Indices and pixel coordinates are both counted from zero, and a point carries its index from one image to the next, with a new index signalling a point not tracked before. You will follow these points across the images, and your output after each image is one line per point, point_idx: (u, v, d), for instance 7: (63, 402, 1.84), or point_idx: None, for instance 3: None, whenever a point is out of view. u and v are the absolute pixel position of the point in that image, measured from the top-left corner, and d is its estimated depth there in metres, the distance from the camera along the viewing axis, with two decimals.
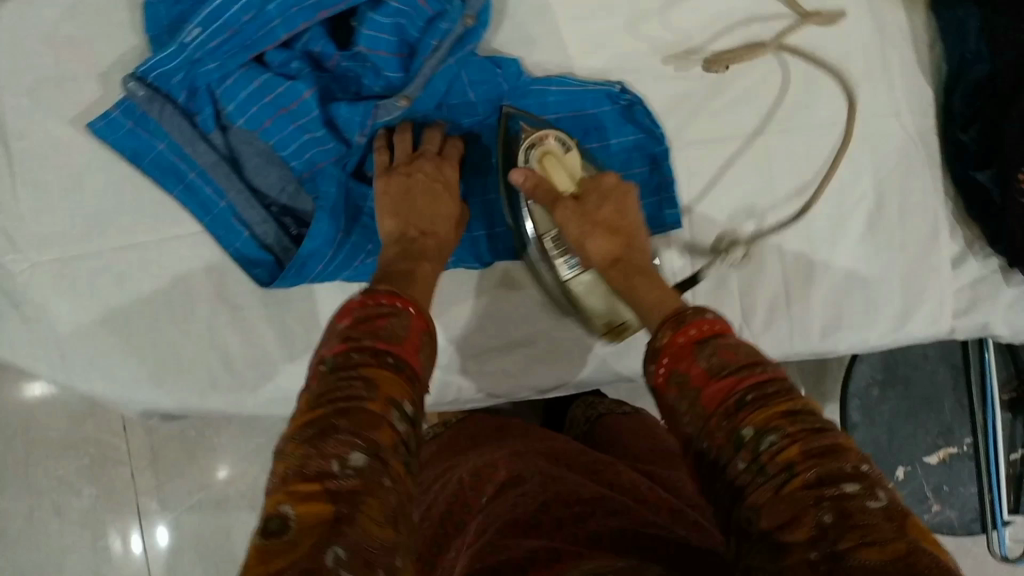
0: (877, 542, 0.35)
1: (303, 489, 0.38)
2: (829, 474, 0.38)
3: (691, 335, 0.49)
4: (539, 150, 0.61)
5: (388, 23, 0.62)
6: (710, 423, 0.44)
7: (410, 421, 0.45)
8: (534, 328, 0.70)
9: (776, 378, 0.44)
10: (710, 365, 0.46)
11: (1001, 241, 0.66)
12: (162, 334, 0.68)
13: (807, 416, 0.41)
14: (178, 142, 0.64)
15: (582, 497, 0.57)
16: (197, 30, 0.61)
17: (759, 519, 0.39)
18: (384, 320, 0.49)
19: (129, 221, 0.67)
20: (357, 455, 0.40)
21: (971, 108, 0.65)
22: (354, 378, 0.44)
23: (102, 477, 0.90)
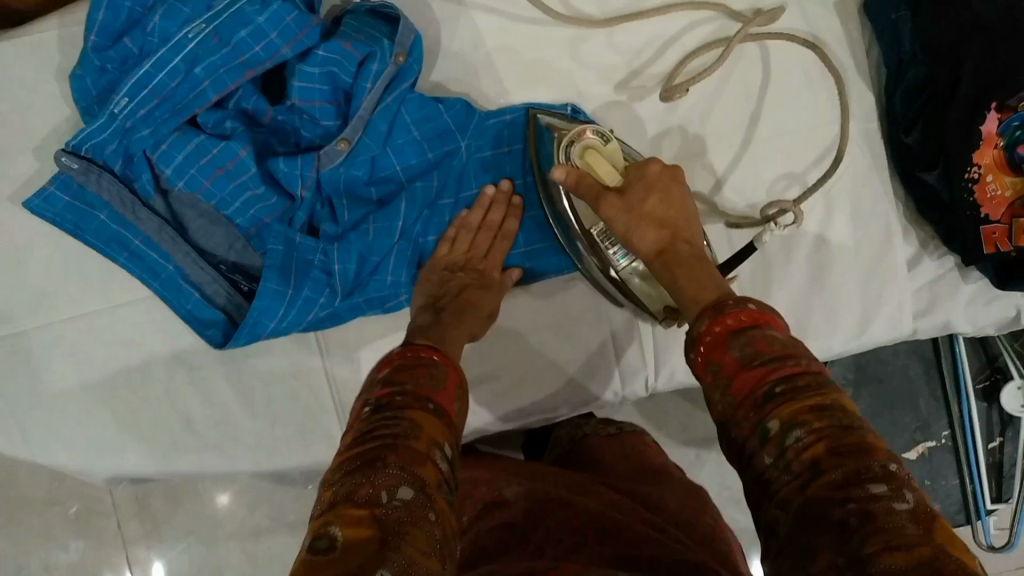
0: (902, 545, 0.32)
1: (352, 514, 0.36)
2: (856, 474, 0.35)
3: (729, 326, 0.44)
4: (579, 146, 0.57)
5: (319, 73, 0.60)
6: (739, 412, 0.41)
7: (451, 467, 0.42)
8: (504, 355, 0.68)
9: (811, 370, 0.40)
10: (742, 355, 0.42)
11: (955, 239, 0.67)
12: (122, 400, 0.64)
13: (839, 412, 0.38)
14: (119, 210, 0.61)
15: (572, 524, 0.54)
16: (125, 99, 0.58)
17: (786, 520, 0.36)
18: (423, 367, 0.47)
19: (79, 291, 0.64)
20: (404, 488, 0.38)
21: (912, 110, 0.67)
22: (401, 418, 0.42)
23: (90, 531, 0.83)
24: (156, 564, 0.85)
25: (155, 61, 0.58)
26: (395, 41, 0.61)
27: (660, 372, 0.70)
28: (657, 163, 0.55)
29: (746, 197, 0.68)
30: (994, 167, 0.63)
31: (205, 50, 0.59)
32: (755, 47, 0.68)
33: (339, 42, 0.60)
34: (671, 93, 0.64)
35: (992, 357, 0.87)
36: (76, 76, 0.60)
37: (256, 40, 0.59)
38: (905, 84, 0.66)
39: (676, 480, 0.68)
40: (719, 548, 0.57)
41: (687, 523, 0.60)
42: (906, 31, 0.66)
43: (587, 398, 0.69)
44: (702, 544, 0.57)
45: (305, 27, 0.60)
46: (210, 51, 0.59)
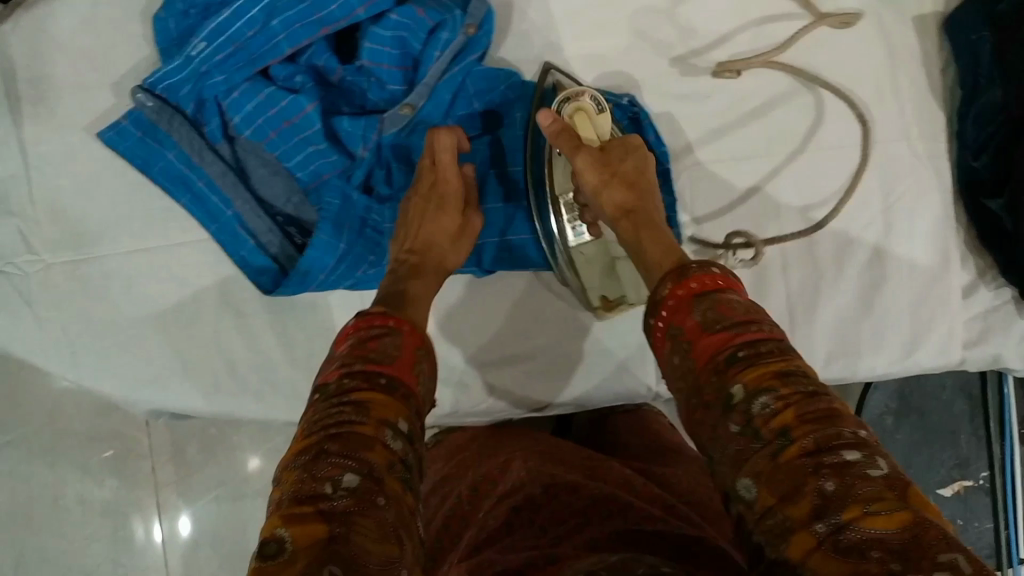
0: (883, 509, 0.34)
1: (297, 512, 0.37)
2: (827, 440, 0.37)
3: (691, 288, 0.47)
4: (572, 105, 0.60)
5: (390, 36, 0.61)
6: (701, 377, 0.44)
7: (406, 437, 0.44)
8: (538, 340, 0.68)
9: (771, 336, 0.43)
10: (704, 319, 0.46)
11: (1015, 270, 0.66)
12: (169, 336, 0.66)
13: (801, 377, 0.41)
14: (187, 151, 0.63)
15: (576, 508, 0.54)
16: (203, 43, 0.60)
17: (759, 489, 0.38)
18: (376, 340, 0.48)
19: (141, 226, 0.66)
20: (350, 476, 0.39)
21: (983, 134, 0.66)
22: (345, 405, 0.43)
23: (125, 469, 0.86)
24: (182, 516, 0.87)
25: (235, 10, 0.60)
26: (467, 12, 0.62)
27: None
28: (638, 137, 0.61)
29: (797, 203, 0.68)
30: None
31: (284, 4, 0.60)
32: (825, 54, 0.68)
33: (412, 8, 0.61)
34: (721, 70, 0.66)
35: None
36: (161, 18, 0.62)
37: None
38: (977, 108, 0.65)
39: (690, 459, 0.68)
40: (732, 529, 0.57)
41: (701, 504, 0.60)
42: (985, 53, 0.65)
43: (618, 390, 0.69)
44: (712, 524, 0.57)
45: None
46: (287, 5, 0.60)
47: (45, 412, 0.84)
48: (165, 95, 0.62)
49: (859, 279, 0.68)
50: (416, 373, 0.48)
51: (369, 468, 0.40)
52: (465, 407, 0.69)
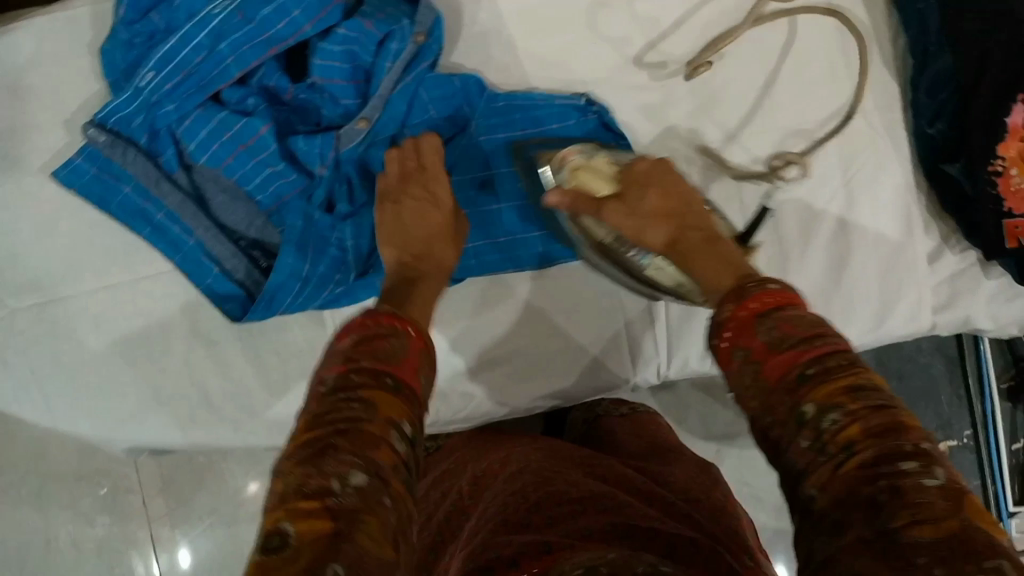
0: (929, 519, 0.32)
1: (302, 507, 0.35)
2: (887, 453, 0.35)
3: (754, 309, 0.44)
4: (568, 169, 0.59)
5: (340, 51, 0.61)
6: (771, 399, 0.41)
7: (409, 440, 0.41)
8: (512, 343, 0.68)
9: (839, 350, 0.40)
10: (770, 339, 0.42)
11: (977, 234, 0.67)
12: (141, 372, 0.66)
13: (873, 392, 0.37)
14: (143, 184, 0.62)
15: (572, 496, 0.53)
16: (150, 73, 0.60)
17: (821, 498, 0.36)
18: (383, 339, 0.45)
19: (103, 262, 0.65)
20: (358, 474, 0.37)
21: (936, 101, 0.66)
22: (354, 399, 0.41)
23: (115, 506, 0.84)
24: (180, 548, 0.87)
25: (180, 36, 0.59)
26: (415, 20, 0.62)
27: (672, 361, 0.70)
28: (642, 160, 0.60)
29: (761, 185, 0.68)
30: (1019, 160, 0.63)
31: (229, 26, 0.60)
32: (776, 33, 0.68)
33: (360, 21, 0.61)
34: (694, 68, 0.66)
35: (1017, 357, 0.86)
36: (107, 50, 0.61)
37: (279, 18, 0.60)
38: (930, 75, 0.66)
39: (687, 458, 0.68)
40: (728, 521, 0.57)
41: (699, 499, 0.59)
42: (933, 21, 0.66)
43: (595, 384, 0.70)
44: (711, 519, 0.56)
45: (328, 5, 0.61)
46: (233, 26, 0.60)
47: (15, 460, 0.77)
48: (117, 129, 0.62)
49: (828, 250, 0.68)
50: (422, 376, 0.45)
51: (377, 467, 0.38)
52: (446, 415, 0.69)
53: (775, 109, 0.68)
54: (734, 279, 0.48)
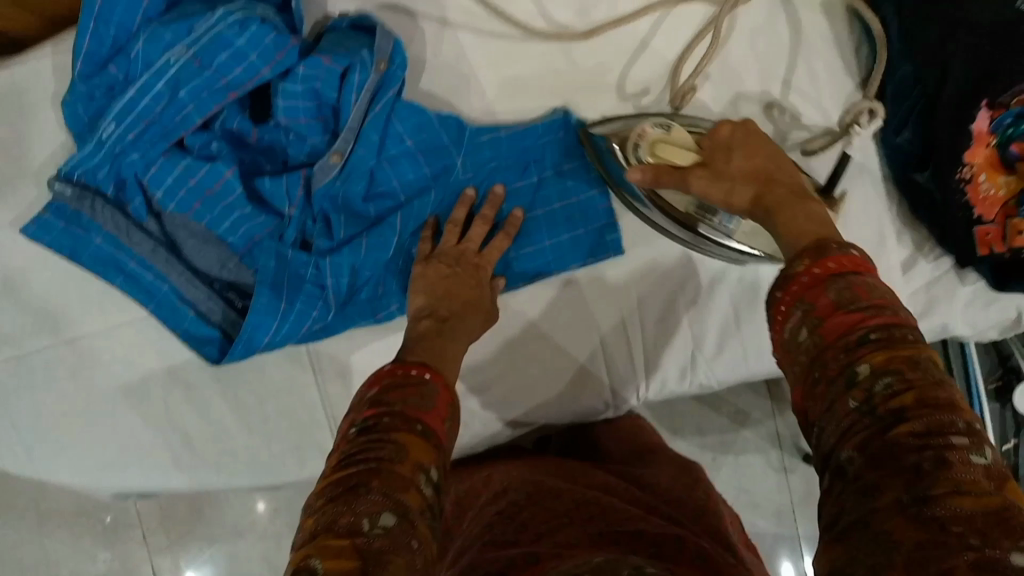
0: (972, 491, 0.31)
1: (333, 545, 0.34)
2: (937, 425, 0.32)
3: (830, 267, 0.39)
4: (647, 144, 0.59)
5: (302, 90, 0.60)
6: (825, 354, 0.37)
7: (437, 490, 0.40)
8: (487, 373, 0.67)
9: (909, 321, 0.36)
10: (840, 299, 0.38)
11: (949, 240, 0.67)
12: (121, 418, 0.65)
13: (931, 367, 0.35)
14: (114, 233, 0.62)
15: (560, 510, 0.52)
16: (112, 124, 0.59)
17: (856, 459, 0.34)
18: (416, 389, 0.44)
19: (78, 313, 0.65)
20: (388, 515, 0.36)
21: (902, 111, 0.67)
22: (386, 442, 0.39)
23: (116, 540, 0.86)
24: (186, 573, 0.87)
25: (138, 88, 0.59)
26: (374, 49, 0.60)
27: (651, 383, 0.68)
28: (726, 123, 0.55)
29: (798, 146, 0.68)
30: (986, 167, 0.63)
31: (187, 74, 0.59)
32: (735, 48, 0.69)
33: (319, 58, 0.60)
34: (681, 94, 0.66)
35: (1004, 357, 0.87)
36: (68, 106, 0.62)
37: (237, 63, 0.59)
38: (894, 84, 0.67)
39: (669, 460, 0.68)
40: (712, 521, 0.55)
41: (680, 500, 0.58)
42: (893, 29, 0.66)
43: (577, 403, 0.68)
44: (694, 521, 0.55)
45: (284, 47, 0.60)
46: (191, 74, 0.59)
47: (31, 491, 0.85)
48: (83, 181, 0.62)
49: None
50: (449, 425, 0.44)
51: (406, 510, 0.37)
52: None
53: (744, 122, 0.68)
54: (814, 240, 0.43)
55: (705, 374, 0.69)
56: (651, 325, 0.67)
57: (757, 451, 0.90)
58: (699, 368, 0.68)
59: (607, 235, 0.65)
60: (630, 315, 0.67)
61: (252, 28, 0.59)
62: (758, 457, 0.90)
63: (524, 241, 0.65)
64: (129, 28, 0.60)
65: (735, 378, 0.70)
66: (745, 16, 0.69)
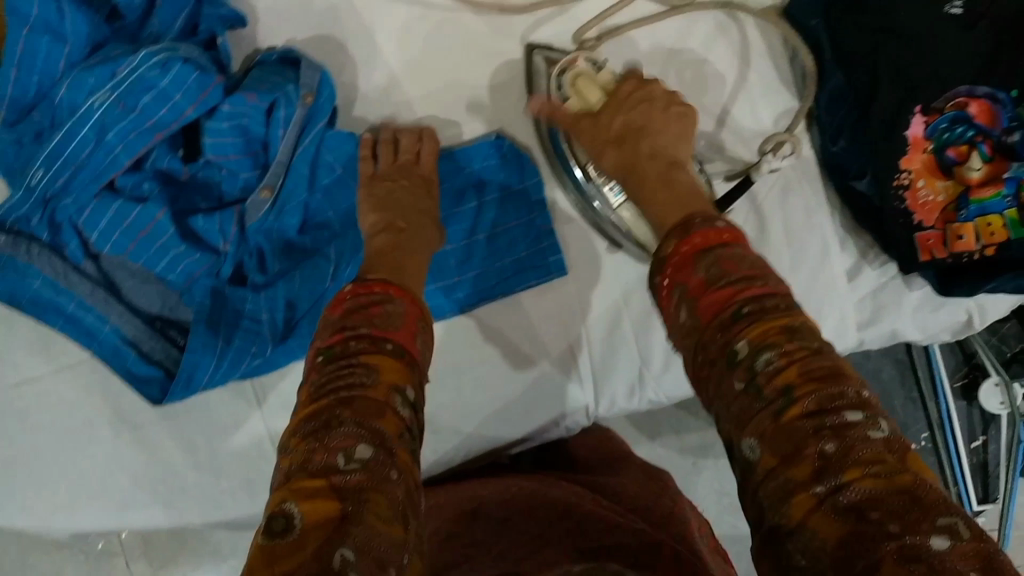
0: (883, 473, 0.34)
1: (307, 486, 0.34)
2: (829, 399, 0.36)
3: (696, 244, 0.45)
4: (571, 74, 0.61)
5: (228, 127, 0.60)
6: (704, 335, 0.42)
7: (412, 409, 0.41)
8: (439, 400, 0.66)
9: (774, 291, 0.41)
10: (708, 275, 0.43)
11: (891, 248, 0.67)
12: (69, 461, 0.64)
13: (806, 334, 0.39)
14: (52, 277, 0.60)
15: (532, 534, 0.51)
16: (40, 171, 0.57)
17: (761, 449, 0.37)
18: (382, 306, 0.45)
19: (20, 356, 0.63)
20: (363, 447, 0.36)
21: (837, 120, 0.67)
22: (354, 365, 0.40)
23: (100, 569, 0.85)
24: None
25: (64, 133, 0.57)
26: (300, 83, 0.61)
27: (600, 401, 0.69)
28: (631, 79, 0.60)
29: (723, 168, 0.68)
30: (925, 172, 0.65)
31: (111, 118, 0.57)
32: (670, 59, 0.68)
33: (242, 95, 0.59)
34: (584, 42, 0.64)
35: (969, 354, 0.87)
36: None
37: (160, 104, 0.58)
38: (827, 94, 0.67)
39: (636, 466, 0.67)
40: (678, 527, 0.56)
41: (647, 508, 0.58)
42: (824, 39, 0.67)
43: (529, 425, 0.67)
44: (661, 528, 0.55)
45: (207, 86, 0.59)
46: (116, 117, 0.57)
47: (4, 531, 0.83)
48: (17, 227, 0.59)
49: (746, 229, 0.68)
50: (421, 340, 0.45)
51: (382, 437, 0.37)
52: None
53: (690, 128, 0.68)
54: (681, 216, 0.49)
55: (654, 391, 0.69)
56: (599, 343, 0.68)
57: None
58: (647, 386, 0.69)
59: (549, 255, 0.66)
60: (577, 343, 0.67)
61: (173, 69, 0.57)
62: None
63: (466, 263, 0.65)
64: (52, 74, 0.58)
65: (682, 394, 0.70)
66: (681, 22, 0.67)
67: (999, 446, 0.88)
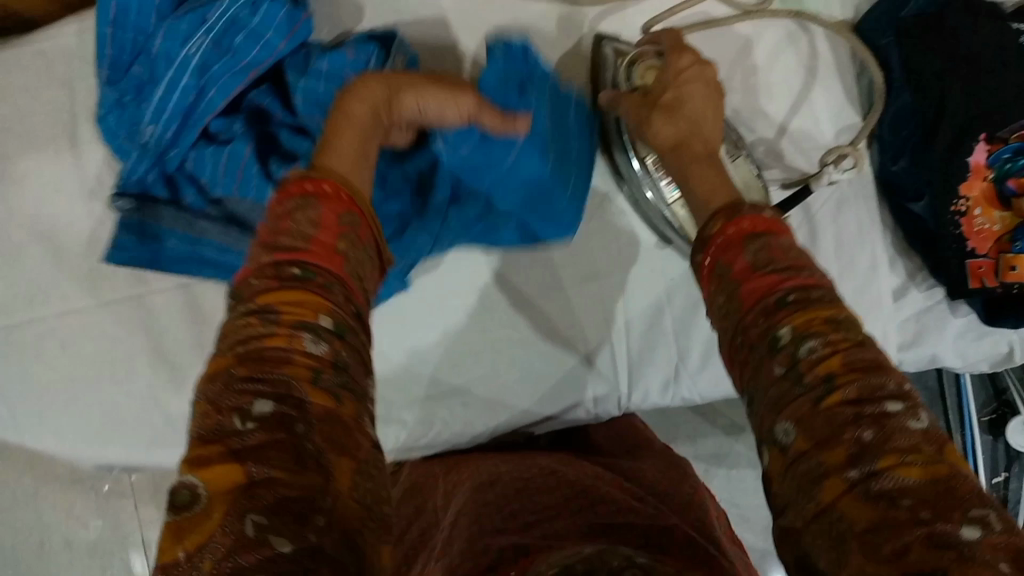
0: (918, 462, 0.34)
1: (201, 454, 0.32)
2: (870, 390, 0.37)
3: (743, 228, 0.46)
4: (641, 65, 0.60)
5: (323, 87, 0.59)
6: (746, 318, 0.43)
7: (334, 334, 0.37)
8: (475, 374, 0.67)
9: (820, 282, 0.42)
10: (755, 259, 0.44)
11: (941, 271, 0.68)
12: (107, 393, 0.66)
13: (849, 326, 0.40)
14: (183, 230, 0.60)
15: (545, 503, 0.51)
16: (150, 127, 0.59)
17: (795, 433, 0.37)
18: (291, 217, 0.40)
19: (73, 286, 0.65)
20: (261, 402, 0.33)
21: (899, 139, 0.66)
22: (251, 312, 0.37)
23: (109, 508, 0.79)
24: None
25: (165, 84, 0.58)
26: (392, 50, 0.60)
27: (634, 395, 0.69)
28: (687, 53, 0.57)
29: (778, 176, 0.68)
30: (982, 201, 0.65)
31: (208, 61, 0.58)
32: (739, 56, 0.67)
33: (343, 54, 0.59)
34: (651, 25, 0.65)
35: (999, 390, 0.87)
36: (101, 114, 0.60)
37: (253, 43, 0.59)
38: (894, 110, 0.66)
39: (658, 451, 0.67)
40: (696, 513, 0.55)
41: (666, 493, 0.58)
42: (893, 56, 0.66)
43: (561, 411, 0.68)
44: (681, 513, 0.54)
45: (296, 22, 0.59)
46: (212, 60, 0.58)
47: None
48: (138, 189, 0.61)
49: (799, 234, 0.68)
50: (342, 245, 0.41)
51: (288, 385, 0.34)
52: (411, 442, 0.68)
53: (750, 128, 0.68)
54: (725, 201, 0.51)
55: (688, 388, 0.70)
56: (638, 334, 0.68)
57: (750, 466, 0.90)
58: (682, 382, 0.69)
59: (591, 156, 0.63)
60: (615, 332, 0.68)
61: (262, 7, 0.58)
62: (748, 472, 0.90)
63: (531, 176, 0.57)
64: (145, 28, 0.58)
65: (717, 395, 0.71)
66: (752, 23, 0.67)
67: (1021, 483, 0.88)
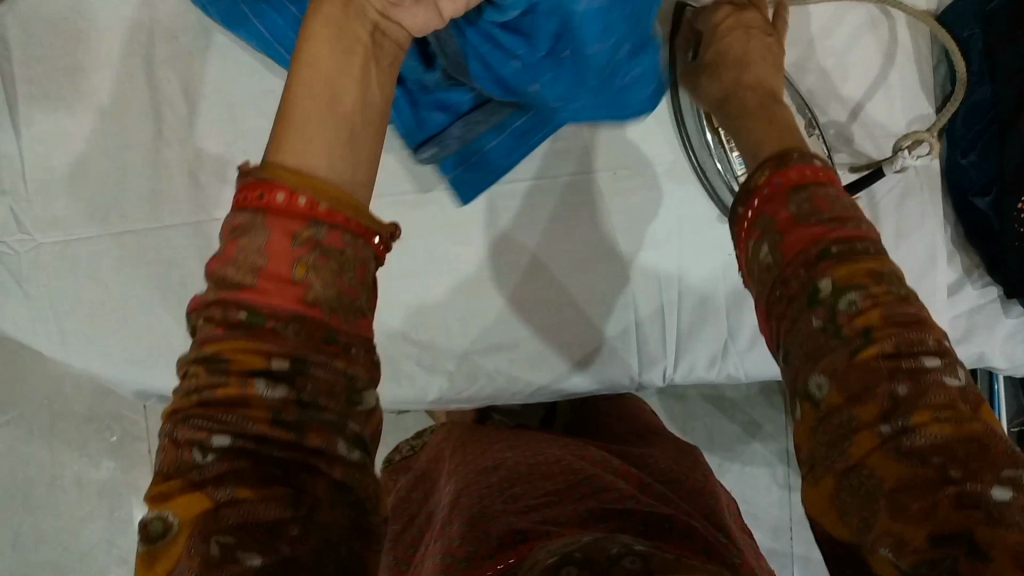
0: (952, 418, 0.35)
1: (165, 488, 0.32)
2: (907, 344, 0.37)
3: (791, 178, 0.45)
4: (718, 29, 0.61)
5: None
6: (786, 271, 0.42)
7: (293, 370, 0.34)
8: (518, 332, 0.67)
9: (866, 234, 0.42)
10: (799, 210, 0.43)
11: (1000, 271, 0.65)
12: (154, 317, 0.67)
13: (891, 279, 0.40)
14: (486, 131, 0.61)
15: (548, 488, 0.51)
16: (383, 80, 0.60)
17: (827, 389, 0.38)
18: (237, 243, 0.36)
19: (130, 207, 0.66)
20: (217, 438, 0.32)
21: (971, 134, 0.65)
22: (198, 361, 0.34)
23: (124, 451, 0.85)
24: None
25: None
26: None
27: (678, 365, 0.69)
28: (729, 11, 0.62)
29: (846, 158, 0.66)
30: None
31: None
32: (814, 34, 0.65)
33: None
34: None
35: None
36: None
37: None
38: (968, 105, 0.65)
39: (671, 441, 0.67)
40: (707, 502, 0.55)
41: (678, 482, 0.57)
42: (977, 48, 0.64)
43: (603, 374, 0.68)
44: (692, 501, 0.54)
45: None
46: None
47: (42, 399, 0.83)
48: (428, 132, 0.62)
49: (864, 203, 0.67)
50: (299, 270, 0.36)
51: (243, 427, 0.33)
52: (448, 394, 0.68)
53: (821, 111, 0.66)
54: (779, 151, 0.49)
55: (735, 364, 0.69)
56: (688, 308, 0.67)
57: (764, 464, 0.89)
58: (729, 358, 0.69)
59: None
60: (666, 303, 0.67)
61: None
62: (764, 471, 0.90)
63: None
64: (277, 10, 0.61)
65: (760, 374, 0.70)
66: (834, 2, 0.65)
67: None
